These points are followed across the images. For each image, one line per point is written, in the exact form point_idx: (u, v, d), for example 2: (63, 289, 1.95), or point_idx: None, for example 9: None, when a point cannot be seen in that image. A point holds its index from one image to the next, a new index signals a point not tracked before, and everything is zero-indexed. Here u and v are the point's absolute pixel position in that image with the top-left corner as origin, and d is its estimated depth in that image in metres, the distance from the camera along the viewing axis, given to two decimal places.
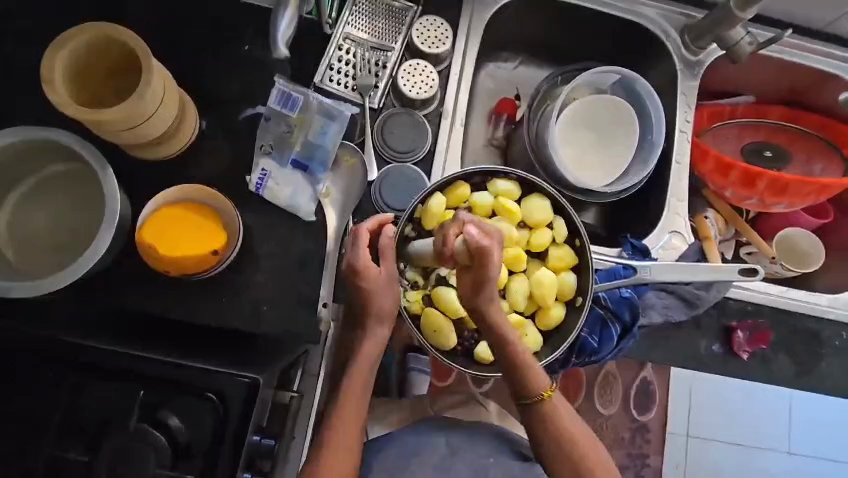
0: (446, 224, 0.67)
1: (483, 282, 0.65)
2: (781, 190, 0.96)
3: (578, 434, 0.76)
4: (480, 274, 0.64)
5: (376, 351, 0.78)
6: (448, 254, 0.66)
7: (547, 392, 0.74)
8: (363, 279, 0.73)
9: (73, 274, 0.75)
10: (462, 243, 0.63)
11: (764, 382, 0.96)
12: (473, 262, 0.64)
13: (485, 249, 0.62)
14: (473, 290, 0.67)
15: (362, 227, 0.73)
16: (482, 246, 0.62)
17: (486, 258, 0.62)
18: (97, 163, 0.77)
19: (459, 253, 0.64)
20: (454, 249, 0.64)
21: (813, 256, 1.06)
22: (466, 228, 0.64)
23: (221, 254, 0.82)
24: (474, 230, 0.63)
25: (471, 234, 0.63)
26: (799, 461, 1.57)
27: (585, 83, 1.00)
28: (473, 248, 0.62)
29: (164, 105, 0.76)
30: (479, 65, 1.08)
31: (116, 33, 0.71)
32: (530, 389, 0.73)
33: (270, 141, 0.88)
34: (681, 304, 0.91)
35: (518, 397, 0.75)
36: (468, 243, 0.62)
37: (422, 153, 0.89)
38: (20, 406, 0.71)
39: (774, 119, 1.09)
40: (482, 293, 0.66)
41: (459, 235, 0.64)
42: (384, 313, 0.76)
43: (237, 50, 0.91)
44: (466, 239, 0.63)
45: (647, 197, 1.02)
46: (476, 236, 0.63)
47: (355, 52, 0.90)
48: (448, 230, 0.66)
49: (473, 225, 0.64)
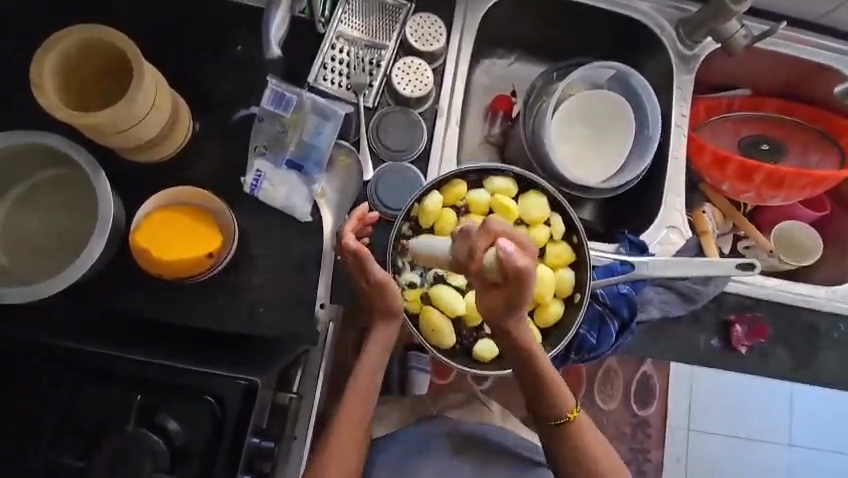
0: (474, 236, 0.62)
1: (515, 301, 0.61)
2: (778, 183, 0.97)
3: (595, 446, 0.77)
4: (514, 292, 0.60)
5: (382, 351, 0.78)
6: (477, 271, 0.62)
7: (573, 413, 0.75)
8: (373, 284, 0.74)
9: (69, 278, 0.75)
10: (494, 260, 0.59)
11: (763, 375, 0.96)
12: (506, 281, 0.59)
13: (523, 268, 0.57)
14: (504, 308, 0.63)
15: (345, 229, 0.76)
16: (521, 264, 0.57)
17: (522, 279, 0.58)
18: (90, 167, 0.77)
19: (490, 269, 0.60)
20: (485, 263, 0.60)
21: (812, 249, 1.06)
22: (501, 242, 0.59)
23: (216, 257, 0.81)
24: (511, 246, 0.58)
25: (507, 251, 0.58)
26: (799, 454, 1.57)
27: (580, 79, 0.99)
28: (508, 268, 0.58)
29: (156, 108, 0.76)
30: (474, 62, 1.07)
31: (106, 36, 0.71)
32: (551, 401, 0.74)
33: (264, 142, 0.88)
34: (679, 299, 0.91)
35: (539, 409, 0.75)
36: (504, 262, 0.57)
37: (418, 151, 0.89)
38: (17, 411, 0.70)
39: (770, 112, 1.09)
40: (515, 312, 0.63)
41: (491, 251, 0.59)
42: (388, 309, 0.76)
43: (230, 50, 0.90)
44: (501, 256, 0.58)
45: (645, 192, 1.02)
46: (513, 254, 0.58)
47: (349, 51, 0.90)
48: (478, 241, 0.61)
49: (506, 239, 0.59)
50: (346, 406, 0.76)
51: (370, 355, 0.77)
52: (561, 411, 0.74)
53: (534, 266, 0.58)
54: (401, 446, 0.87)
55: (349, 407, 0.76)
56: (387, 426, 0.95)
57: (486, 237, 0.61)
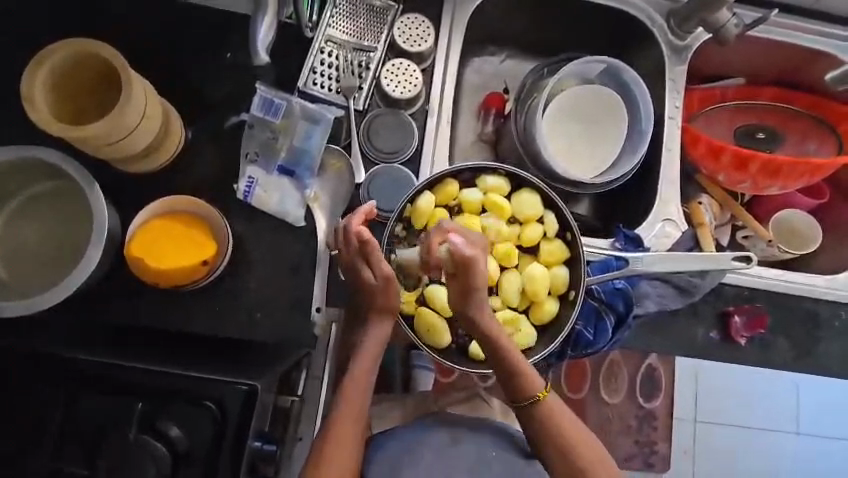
0: (431, 235, 0.69)
1: (469, 287, 0.65)
2: (774, 172, 0.96)
3: (574, 431, 0.74)
4: (466, 282, 0.64)
5: (379, 346, 0.77)
6: (435, 265, 0.68)
7: (542, 393, 0.73)
8: (377, 281, 0.73)
9: (68, 288, 0.76)
10: (447, 251, 0.65)
11: (763, 366, 0.95)
12: (457, 270, 0.64)
13: (469, 258, 0.63)
14: (461, 296, 0.66)
15: (353, 223, 0.72)
16: (469, 254, 0.63)
17: (469, 266, 0.63)
18: (84, 179, 0.78)
19: (444, 260, 0.66)
20: (439, 257, 0.67)
21: (811, 237, 1.05)
22: (451, 237, 0.66)
23: (210, 264, 0.83)
24: (459, 239, 0.64)
25: (455, 243, 0.64)
26: (808, 444, 1.56)
27: (572, 74, 0.99)
28: (458, 257, 0.63)
29: (146, 120, 0.76)
30: (464, 60, 1.07)
31: (95, 48, 0.72)
32: (523, 391, 0.73)
33: (255, 148, 0.88)
34: (676, 292, 0.91)
35: (509, 398, 0.74)
36: (455, 252, 0.63)
37: (410, 152, 0.89)
38: (20, 421, 0.72)
39: (766, 100, 1.08)
40: (473, 300, 0.66)
41: (444, 244, 0.66)
42: (387, 306, 0.75)
43: (220, 58, 0.91)
44: (450, 247, 0.64)
45: (640, 185, 1.01)
46: (460, 245, 0.64)
47: (338, 54, 0.90)
48: (433, 238, 0.68)
49: (456, 234, 0.66)
50: (344, 402, 0.75)
51: (366, 352, 0.76)
52: (531, 395, 0.73)
53: (480, 256, 0.64)
54: (397, 442, 0.83)
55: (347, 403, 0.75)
56: (388, 423, 0.96)
57: (440, 236, 0.68)
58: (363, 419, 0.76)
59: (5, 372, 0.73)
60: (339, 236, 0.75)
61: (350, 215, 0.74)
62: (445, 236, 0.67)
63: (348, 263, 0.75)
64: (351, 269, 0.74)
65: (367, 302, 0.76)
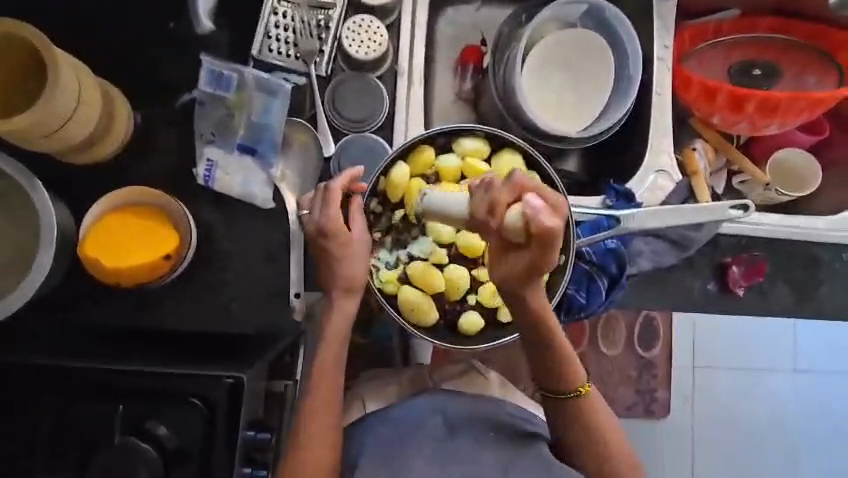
0: (494, 189, 0.55)
1: (539, 265, 0.56)
2: (771, 110, 0.90)
3: (608, 428, 0.75)
4: (539, 256, 0.54)
5: (346, 323, 0.74)
6: (494, 228, 0.55)
7: (584, 387, 0.74)
8: (333, 243, 0.70)
9: (24, 296, 0.72)
10: (519, 215, 0.52)
11: (762, 314, 0.93)
12: (531, 240, 0.53)
13: (552, 229, 0.51)
14: (525, 272, 0.57)
15: (333, 186, 0.70)
16: (549, 224, 0.51)
17: (549, 240, 0.52)
18: (24, 177, 0.72)
19: (512, 228, 0.53)
20: (508, 221, 0.53)
21: (811, 176, 0.99)
22: (527, 197, 0.53)
23: (174, 258, 0.78)
24: (538, 201, 0.52)
25: (533, 206, 0.51)
26: (808, 382, 1.57)
27: (551, 18, 0.91)
28: (538, 225, 0.52)
29: (86, 109, 0.70)
30: (435, 11, 0.99)
31: (18, 29, 0.65)
32: (561, 375, 0.72)
33: (211, 127, 0.82)
34: (670, 247, 0.87)
35: (549, 386, 0.74)
36: (531, 220, 0.51)
37: (381, 118, 0.82)
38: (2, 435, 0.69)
39: (763, 32, 1.01)
40: (532, 277, 0.57)
41: (516, 206, 0.53)
42: (350, 278, 0.72)
43: (162, 28, 0.84)
44: (528, 212, 0.51)
45: (629, 135, 0.95)
46: (542, 211, 0.52)
47: (293, 15, 0.81)
48: (499, 196, 0.54)
49: (533, 194, 0.53)
50: (316, 383, 0.72)
51: (334, 335, 0.73)
52: (573, 387, 0.73)
53: (563, 226, 0.52)
54: (392, 421, 0.80)
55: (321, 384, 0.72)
56: (386, 398, 0.88)
57: (508, 192, 0.54)
58: (338, 401, 0.73)
59: (6, 372, 0.71)
60: (317, 197, 0.71)
61: (333, 180, 0.72)
62: (516, 196, 0.54)
63: (319, 225, 0.70)
64: (315, 240, 0.71)
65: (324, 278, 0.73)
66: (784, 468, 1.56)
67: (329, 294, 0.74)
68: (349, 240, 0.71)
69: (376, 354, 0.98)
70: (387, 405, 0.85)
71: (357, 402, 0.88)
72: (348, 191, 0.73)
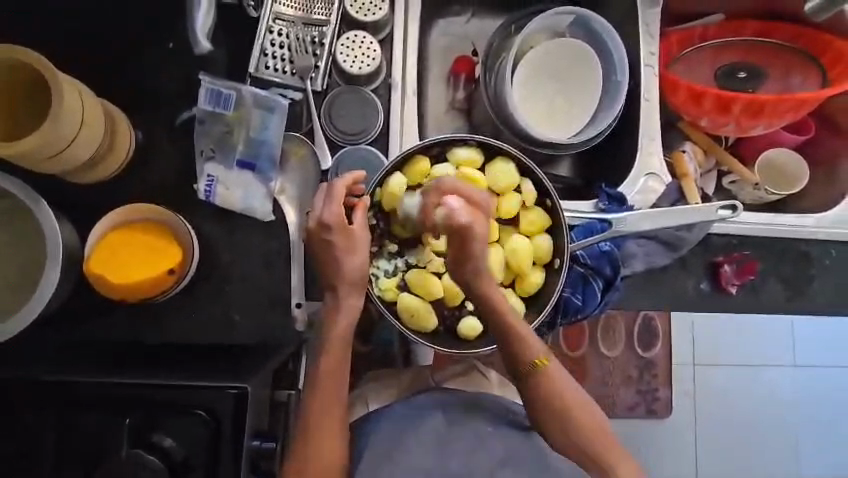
0: (428, 196, 0.72)
1: (465, 255, 0.67)
2: (756, 112, 0.92)
3: (571, 397, 0.73)
4: (461, 248, 0.67)
5: (351, 322, 0.73)
6: (431, 225, 0.71)
7: (542, 361, 0.72)
8: (335, 234, 0.71)
9: (30, 315, 0.73)
10: (441, 215, 0.67)
11: (756, 311, 0.94)
12: (452, 235, 0.66)
13: (465, 224, 0.65)
14: (456, 260, 0.68)
15: (337, 183, 0.71)
16: (463, 219, 0.65)
17: (466, 231, 0.65)
18: (29, 196, 0.74)
19: (439, 224, 0.68)
20: (435, 219, 0.69)
21: (799, 175, 1.02)
22: (446, 199, 0.68)
23: (178, 272, 0.79)
24: (455, 203, 0.66)
25: (451, 206, 0.66)
26: (807, 377, 1.58)
27: (540, 29, 0.93)
28: (452, 221, 0.65)
29: (88, 129, 0.72)
30: (428, 23, 1.01)
31: (21, 55, 0.67)
32: (522, 355, 0.72)
33: (210, 144, 0.84)
34: (663, 247, 0.89)
35: (509, 366, 0.74)
36: (449, 218, 0.65)
37: (376, 130, 0.84)
38: (8, 451, 0.71)
39: (746, 36, 1.03)
40: (466, 266, 0.68)
41: (440, 207, 0.68)
42: (354, 276, 0.72)
43: (161, 48, 0.86)
44: (445, 210, 0.66)
45: (618, 140, 0.98)
46: (456, 209, 0.66)
47: (288, 33, 0.83)
48: (430, 200, 0.70)
49: (453, 196, 0.68)
50: (319, 388, 0.72)
51: (336, 344, 0.73)
52: (530, 361, 0.72)
53: (476, 222, 0.65)
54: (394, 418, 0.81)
55: (321, 392, 0.72)
56: (385, 398, 0.90)
57: (436, 197, 0.70)
58: (342, 407, 0.73)
59: (11, 392, 0.72)
60: (321, 191, 0.73)
61: (338, 178, 0.73)
62: (441, 198, 0.69)
63: (322, 220, 0.71)
64: (316, 235, 0.72)
65: (325, 277, 0.73)
66: (786, 464, 1.57)
67: (330, 302, 0.73)
68: (352, 234, 0.72)
69: (378, 356, 0.97)
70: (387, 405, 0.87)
71: (361, 402, 0.90)
72: (350, 192, 0.74)
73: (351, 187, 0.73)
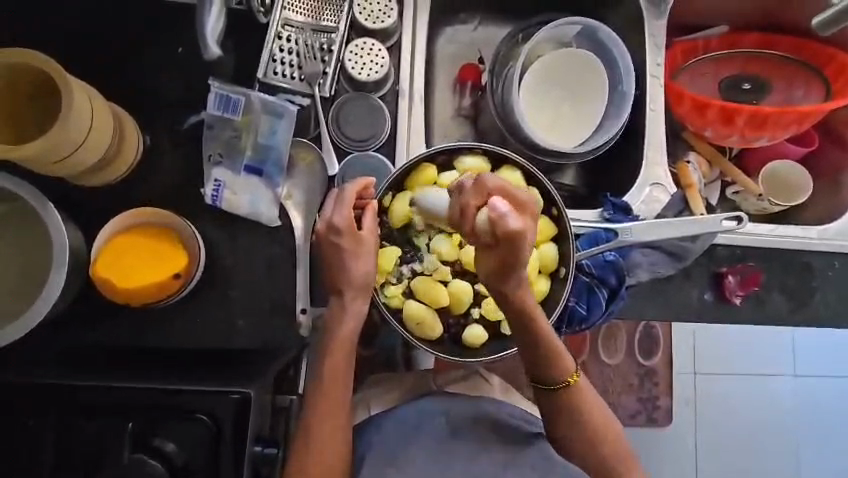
0: (466, 195, 0.61)
1: (512, 267, 0.58)
2: (761, 124, 0.92)
3: (598, 412, 0.75)
4: (507, 257, 0.56)
5: (356, 326, 0.73)
6: (470, 229, 0.59)
7: (573, 377, 0.73)
8: (344, 238, 0.71)
9: (33, 318, 0.73)
10: (487, 219, 0.55)
11: (759, 322, 0.94)
12: (499, 243, 0.55)
13: (517, 232, 0.53)
14: (497, 274, 0.60)
15: (347, 187, 0.72)
16: (516, 226, 0.54)
17: (515, 243, 0.55)
18: (37, 199, 0.74)
19: (482, 229, 0.56)
20: (477, 223, 0.57)
21: (802, 187, 1.02)
22: (493, 201, 0.55)
23: (184, 277, 0.79)
24: (503, 205, 0.55)
25: (499, 210, 0.54)
26: (808, 388, 1.58)
27: (546, 39, 0.94)
28: (500, 227, 0.54)
29: (96, 134, 0.72)
30: (435, 30, 1.01)
31: (33, 60, 0.68)
32: (554, 368, 0.71)
33: (218, 149, 0.85)
34: (668, 258, 0.89)
35: (538, 376, 0.73)
36: (497, 223, 0.54)
37: (383, 137, 0.84)
38: (6, 457, 0.70)
39: (750, 48, 1.04)
40: (509, 277, 0.59)
41: (485, 209, 0.56)
42: (359, 283, 0.72)
43: (170, 52, 0.87)
44: (493, 214, 0.54)
45: (623, 150, 0.98)
46: (506, 215, 0.54)
47: (297, 39, 0.84)
48: (470, 200, 0.60)
49: (500, 197, 0.56)
50: (323, 394, 0.72)
51: (340, 351, 0.72)
52: (563, 378, 0.72)
53: (529, 229, 0.55)
54: (397, 422, 0.80)
55: (324, 398, 0.72)
56: (387, 404, 0.88)
57: (477, 198, 0.59)
58: (344, 414, 0.73)
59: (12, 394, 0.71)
60: (333, 195, 0.73)
61: (348, 183, 0.74)
62: (484, 200, 0.59)
63: (331, 223, 0.71)
64: (324, 239, 0.72)
65: (330, 283, 0.73)
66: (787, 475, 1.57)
67: (335, 308, 0.73)
68: (360, 238, 0.71)
69: (380, 362, 0.97)
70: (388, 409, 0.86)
71: (362, 406, 0.89)
72: (359, 198, 0.73)
73: (361, 192, 0.73)
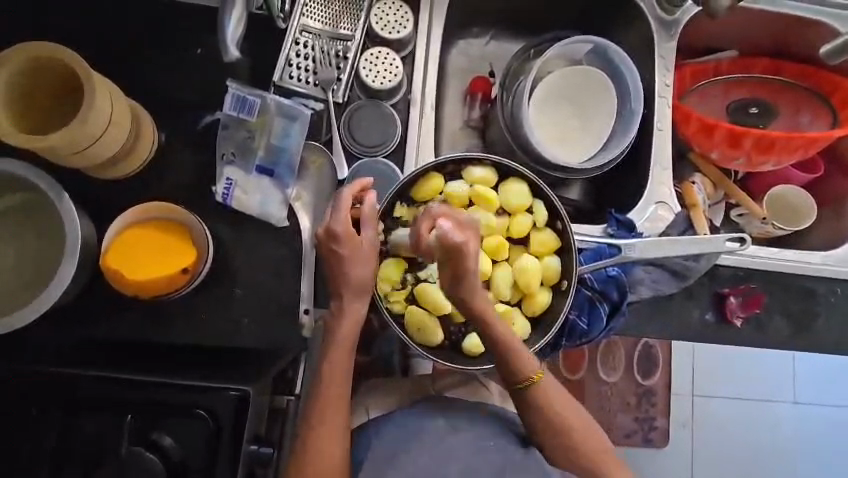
0: (421, 220, 0.68)
1: (457, 274, 0.64)
2: (767, 148, 0.93)
3: (568, 410, 0.79)
4: (456, 268, 0.64)
5: (358, 329, 0.74)
6: (426, 249, 0.67)
7: (536, 376, 0.75)
8: (344, 245, 0.71)
9: (39, 308, 0.74)
10: (437, 238, 0.62)
11: (760, 344, 0.95)
12: (447, 257, 0.63)
13: (459, 244, 0.61)
14: (450, 281, 0.66)
15: (344, 192, 0.71)
16: (458, 240, 0.61)
17: (459, 252, 0.62)
18: (54, 191, 0.76)
19: (434, 247, 0.64)
20: (428, 244, 0.65)
21: (807, 212, 1.03)
22: (440, 222, 0.64)
23: (192, 271, 0.80)
24: (448, 225, 0.63)
25: (444, 228, 0.62)
26: (806, 416, 1.57)
27: (557, 55, 0.96)
28: (448, 242, 0.61)
29: (115, 127, 0.74)
30: (448, 43, 1.03)
31: (61, 54, 0.70)
32: (516, 370, 0.74)
33: (232, 149, 0.86)
34: (670, 276, 0.89)
35: (507, 379, 0.75)
36: (444, 239, 0.61)
37: (394, 144, 0.86)
38: (7, 456, 0.70)
39: (759, 73, 1.05)
40: (462, 283, 0.65)
41: (434, 231, 0.64)
42: (362, 284, 0.72)
43: (190, 53, 0.89)
44: (440, 233, 0.62)
45: (629, 167, 0.99)
46: (450, 231, 0.62)
47: (314, 45, 0.86)
48: (422, 224, 0.66)
49: (446, 219, 0.64)
50: (323, 394, 0.73)
51: (341, 350, 0.73)
52: (526, 377, 0.75)
53: (470, 241, 0.62)
54: (394, 427, 0.81)
55: (324, 400, 0.73)
56: (386, 408, 0.89)
57: (429, 221, 0.66)
58: (343, 416, 0.73)
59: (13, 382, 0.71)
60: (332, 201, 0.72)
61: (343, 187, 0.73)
62: (433, 222, 0.66)
63: (330, 229, 0.70)
64: (325, 245, 0.71)
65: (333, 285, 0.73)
66: None
67: (338, 307, 0.74)
68: (360, 244, 0.72)
69: (379, 368, 0.97)
70: (385, 414, 0.87)
71: (360, 409, 0.89)
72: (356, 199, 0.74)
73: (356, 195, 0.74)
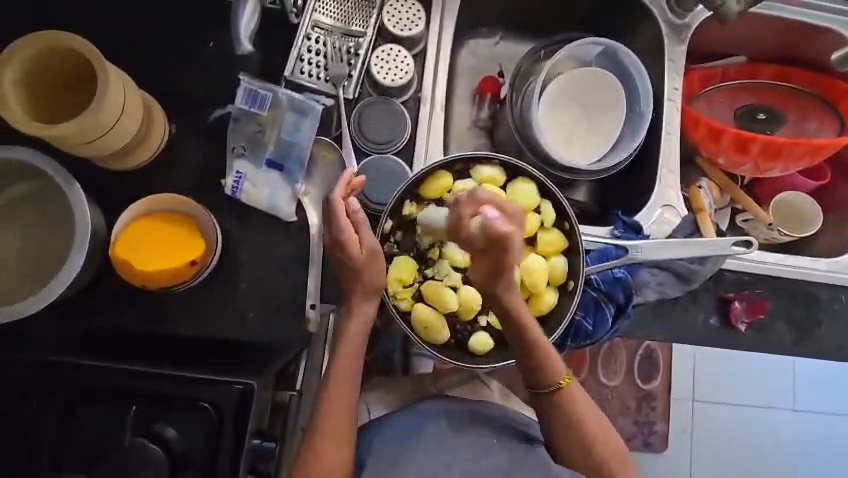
0: (462, 205, 0.68)
1: (502, 265, 0.65)
2: (774, 154, 0.93)
3: (588, 410, 0.77)
4: (499, 260, 0.64)
5: (366, 324, 0.74)
6: (467, 235, 0.66)
7: (565, 380, 0.76)
8: (354, 252, 0.71)
9: (42, 299, 0.74)
10: (480, 225, 0.64)
11: (763, 350, 0.95)
12: (491, 246, 0.63)
13: (505, 234, 0.62)
14: (492, 272, 0.66)
15: (335, 198, 0.71)
16: (505, 229, 0.62)
17: (506, 243, 0.62)
18: (62, 176, 0.77)
19: (476, 235, 0.65)
20: (471, 229, 0.65)
21: (811, 219, 1.03)
22: (485, 210, 0.65)
23: (199, 264, 0.81)
24: (494, 213, 0.64)
25: (491, 217, 0.63)
26: (805, 425, 1.57)
27: (568, 56, 0.96)
28: (493, 231, 0.62)
29: (126, 118, 0.74)
30: (458, 43, 1.04)
31: (75, 43, 0.70)
32: (546, 373, 0.74)
33: (242, 143, 0.86)
34: (675, 279, 0.90)
35: (532, 381, 0.76)
36: (489, 227, 0.62)
37: (403, 142, 0.86)
38: (9, 439, 0.70)
39: (767, 80, 1.06)
40: (501, 276, 0.66)
41: (478, 217, 0.64)
42: (371, 280, 0.73)
43: (201, 47, 0.89)
44: (484, 220, 0.63)
45: (636, 170, 0.99)
46: (496, 219, 0.63)
47: (326, 41, 0.86)
48: (465, 209, 0.67)
49: (491, 207, 0.65)
50: (326, 390, 0.73)
51: (347, 347, 0.74)
52: (554, 381, 0.75)
53: (516, 231, 0.63)
54: (397, 424, 0.81)
55: (327, 395, 0.73)
56: (388, 405, 0.89)
57: (472, 206, 0.67)
58: (346, 413, 0.73)
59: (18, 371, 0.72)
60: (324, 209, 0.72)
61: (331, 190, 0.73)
62: (477, 209, 0.67)
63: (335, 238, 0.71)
64: (333, 251, 0.72)
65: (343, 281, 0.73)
66: None
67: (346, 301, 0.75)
68: (367, 248, 0.72)
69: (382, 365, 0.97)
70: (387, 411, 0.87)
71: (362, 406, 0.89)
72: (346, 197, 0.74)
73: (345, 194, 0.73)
